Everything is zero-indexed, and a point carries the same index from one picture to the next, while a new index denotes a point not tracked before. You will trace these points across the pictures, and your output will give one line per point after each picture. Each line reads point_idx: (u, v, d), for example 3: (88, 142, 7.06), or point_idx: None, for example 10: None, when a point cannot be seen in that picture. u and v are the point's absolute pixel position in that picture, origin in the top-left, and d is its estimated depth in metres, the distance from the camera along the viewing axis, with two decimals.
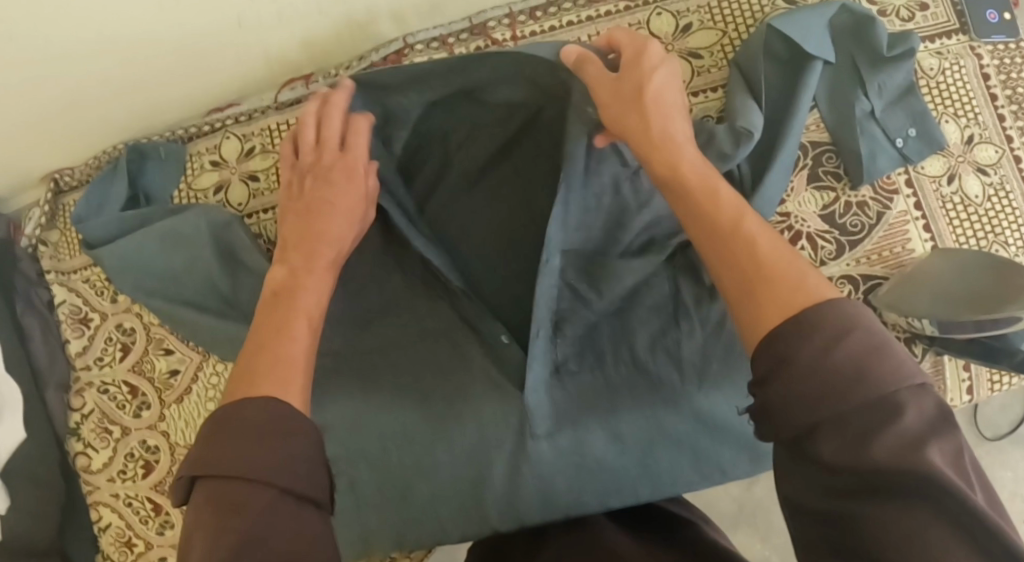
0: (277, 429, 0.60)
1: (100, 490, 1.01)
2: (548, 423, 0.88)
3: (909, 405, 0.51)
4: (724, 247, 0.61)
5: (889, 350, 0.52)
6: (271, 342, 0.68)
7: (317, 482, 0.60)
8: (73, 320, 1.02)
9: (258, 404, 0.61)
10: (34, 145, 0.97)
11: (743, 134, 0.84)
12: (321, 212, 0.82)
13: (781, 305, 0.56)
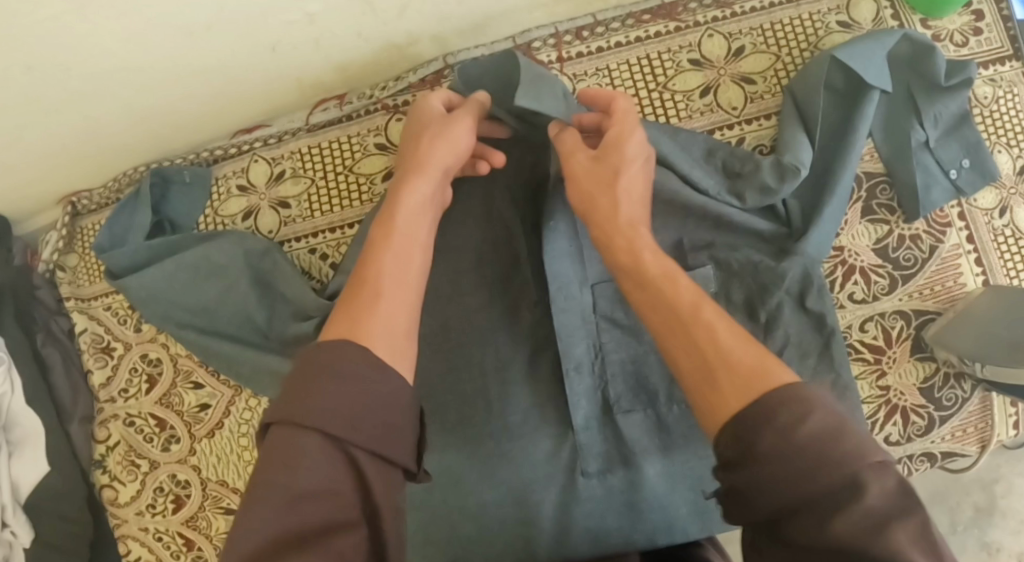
0: (356, 382, 0.56)
1: (128, 523, 0.97)
2: (599, 461, 0.87)
3: (871, 481, 0.48)
4: (680, 337, 0.58)
5: (845, 432, 0.49)
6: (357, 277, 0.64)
7: (391, 436, 0.57)
8: (95, 349, 0.98)
9: (339, 350, 0.57)
10: (54, 168, 0.94)
11: (788, 170, 0.84)
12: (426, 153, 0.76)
13: (738, 389, 0.52)
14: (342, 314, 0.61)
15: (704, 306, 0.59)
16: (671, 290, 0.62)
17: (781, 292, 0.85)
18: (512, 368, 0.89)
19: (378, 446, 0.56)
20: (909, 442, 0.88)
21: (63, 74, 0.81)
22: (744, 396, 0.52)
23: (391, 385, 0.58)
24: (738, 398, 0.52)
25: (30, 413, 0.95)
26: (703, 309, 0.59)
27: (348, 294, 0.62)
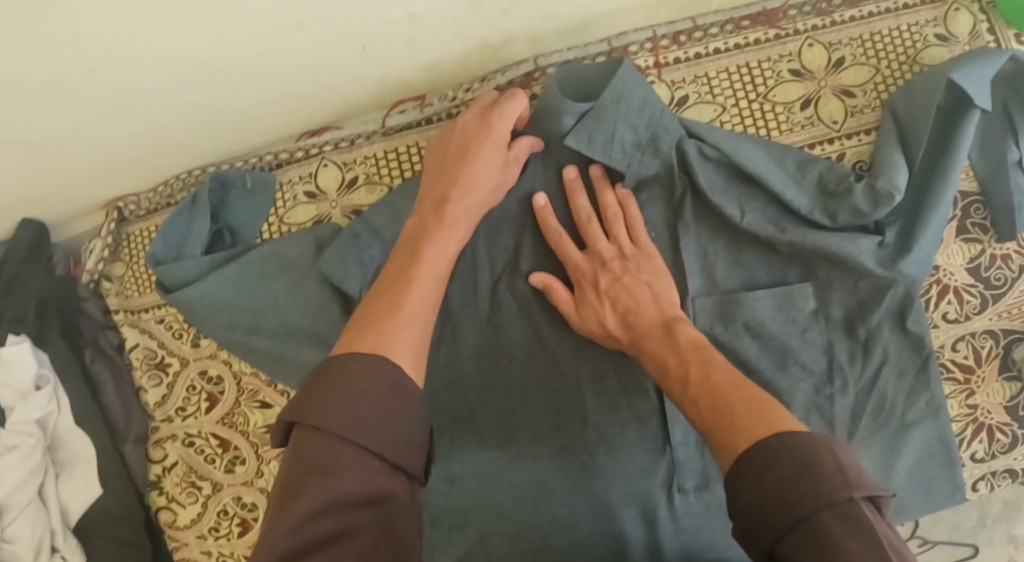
0: (381, 390, 0.57)
1: (189, 547, 0.93)
2: (696, 477, 0.85)
3: (848, 517, 0.53)
4: (695, 401, 0.67)
5: (813, 472, 0.55)
6: (394, 296, 0.65)
7: (406, 450, 0.57)
8: (149, 366, 0.92)
9: (365, 362, 0.58)
10: (106, 172, 0.87)
11: (883, 196, 0.81)
12: (460, 170, 0.78)
13: (728, 442, 0.60)
14: (372, 327, 0.62)
15: (692, 369, 0.69)
16: (669, 357, 0.72)
17: (880, 312, 0.84)
18: (610, 382, 0.85)
19: (399, 457, 0.56)
20: (993, 458, 0.89)
21: (133, 88, 0.75)
22: (736, 445, 0.60)
23: (411, 399, 0.58)
24: (732, 450, 0.60)
25: (79, 435, 0.90)
26: (692, 378, 0.68)
27: (392, 289, 0.66)
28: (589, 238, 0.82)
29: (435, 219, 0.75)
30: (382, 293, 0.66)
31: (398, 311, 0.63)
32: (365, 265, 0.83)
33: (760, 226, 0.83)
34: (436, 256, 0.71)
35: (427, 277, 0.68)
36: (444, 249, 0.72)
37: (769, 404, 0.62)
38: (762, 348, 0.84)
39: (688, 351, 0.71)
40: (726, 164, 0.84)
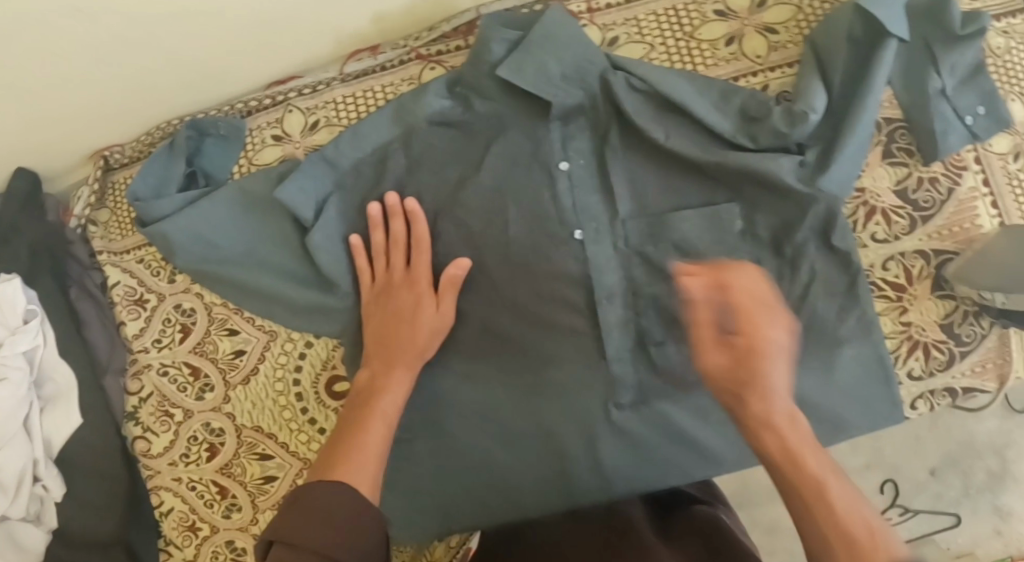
0: (341, 513, 0.59)
1: (161, 474, 1.00)
2: (632, 393, 0.89)
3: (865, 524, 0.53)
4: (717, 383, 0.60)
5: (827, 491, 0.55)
6: (350, 429, 0.71)
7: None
8: (128, 301, 1.00)
9: (325, 490, 0.61)
10: (90, 122, 0.96)
11: (798, 115, 0.86)
12: (401, 301, 0.87)
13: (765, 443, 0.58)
14: (333, 462, 0.66)
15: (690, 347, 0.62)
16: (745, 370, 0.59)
17: (805, 230, 0.88)
18: (548, 304, 0.89)
19: None
20: (930, 376, 0.91)
21: (114, 37, 0.85)
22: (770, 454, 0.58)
23: (370, 518, 0.60)
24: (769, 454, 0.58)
25: (62, 366, 0.98)
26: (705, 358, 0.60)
27: (348, 426, 0.72)
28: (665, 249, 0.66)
29: (383, 371, 0.82)
30: (347, 423, 0.73)
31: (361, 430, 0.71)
32: (321, 197, 0.91)
33: (686, 148, 0.88)
34: (390, 395, 0.78)
35: (382, 409, 0.75)
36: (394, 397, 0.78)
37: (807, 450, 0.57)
38: (694, 268, 0.89)
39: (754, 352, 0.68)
40: (653, 94, 0.89)
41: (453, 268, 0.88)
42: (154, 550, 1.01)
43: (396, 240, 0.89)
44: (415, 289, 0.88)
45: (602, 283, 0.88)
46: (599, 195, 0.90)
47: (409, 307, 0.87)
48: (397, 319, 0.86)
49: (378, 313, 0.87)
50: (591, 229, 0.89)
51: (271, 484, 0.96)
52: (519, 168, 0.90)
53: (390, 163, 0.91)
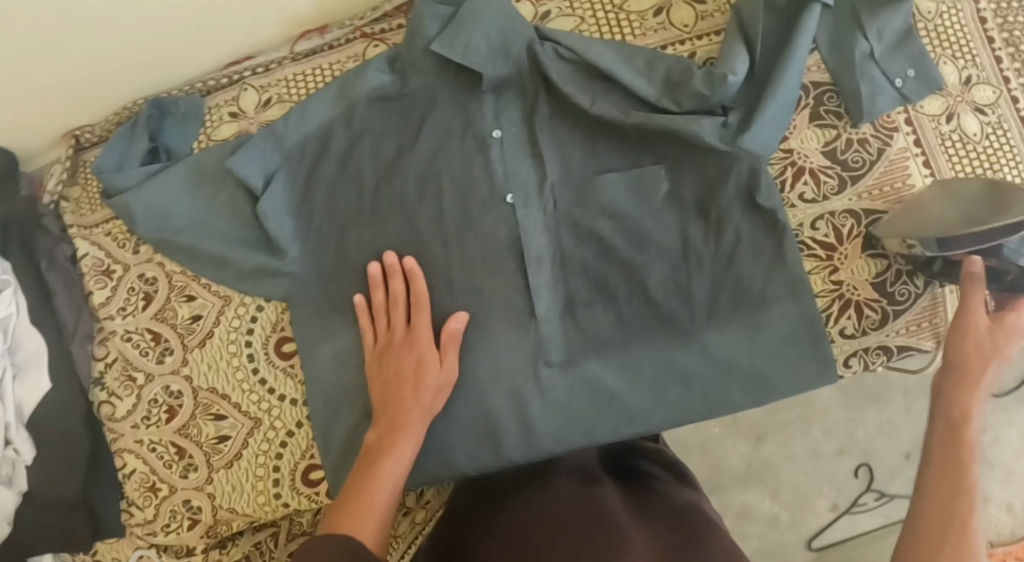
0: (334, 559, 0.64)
1: (124, 437, 1.05)
2: (562, 351, 0.90)
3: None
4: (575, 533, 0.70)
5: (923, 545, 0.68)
6: (357, 491, 0.75)
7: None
8: (96, 272, 1.06)
9: (323, 545, 0.66)
10: (59, 101, 1.03)
11: (718, 78, 0.88)
12: (405, 360, 0.87)
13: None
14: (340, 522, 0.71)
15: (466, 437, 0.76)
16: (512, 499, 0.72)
17: (729, 190, 0.89)
18: (478, 265, 0.91)
19: None
20: (864, 335, 0.91)
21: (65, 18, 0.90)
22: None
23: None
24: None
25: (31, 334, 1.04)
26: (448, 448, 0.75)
27: (355, 486, 0.76)
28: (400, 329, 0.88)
29: (391, 430, 0.82)
30: (354, 482, 0.76)
31: (363, 512, 0.72)
32: (272, 165, 0.95)
33: (611, 112, 0.90)
34: (398, 453, 0.79)
35: (385, 474, 0.77)
36: (399, 460, 0.79)
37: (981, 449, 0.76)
38: (621, 229, 0.90)
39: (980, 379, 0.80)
40: (580, 63, 0.92)
41: (453, 322, 0.89)
42: (117, 510, 1.06)
43: (396, 297, 0.90)
44: (418, 342, 0.87)
45: (531, 245, 0.90)
46: (530, 161, 0.92)
47: (410, 368, 0.86)
48: (402, 375, 0.86)
49: (381, 370, 0.87)
50: (521, 192, 0.91)
51: (225, 443, 1.00)
52: (452, 137, 0.93)
53: (332, 135, 0.95)
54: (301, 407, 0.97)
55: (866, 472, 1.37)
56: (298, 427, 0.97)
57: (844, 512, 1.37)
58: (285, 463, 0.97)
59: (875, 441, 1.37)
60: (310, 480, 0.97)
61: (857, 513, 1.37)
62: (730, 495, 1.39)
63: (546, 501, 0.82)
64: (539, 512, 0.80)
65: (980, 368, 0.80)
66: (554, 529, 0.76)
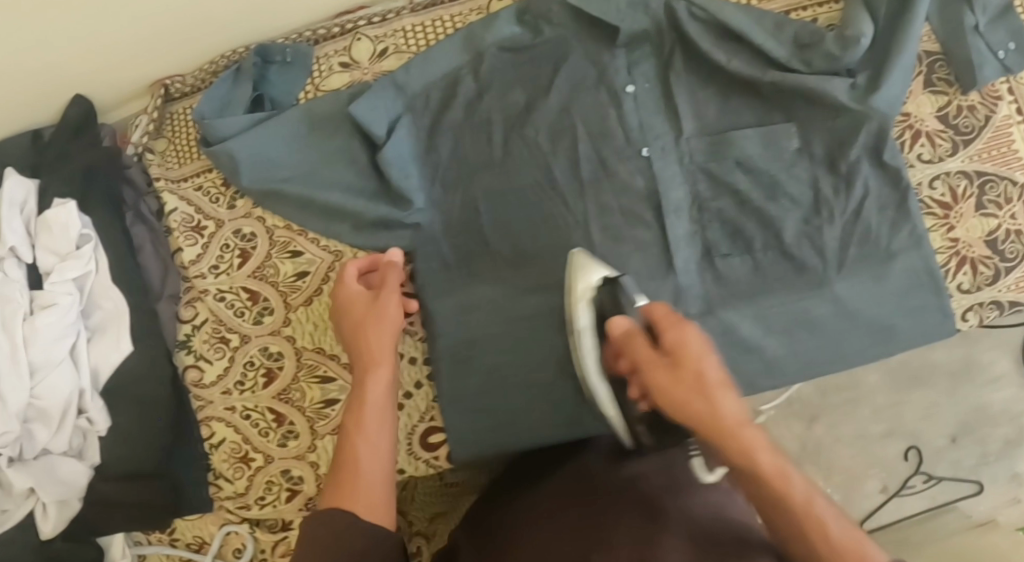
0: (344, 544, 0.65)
1: (213, 404, 0.99)
2: (699, 302, 0.91)
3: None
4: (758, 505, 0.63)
5: None
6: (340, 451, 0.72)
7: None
8: (186, 228, 1.00)
9: (320, 524, 0.66)
10: (153, 48, 0.98)
11: (851, 41, 0.91)
12: (362, 313, 0.82)
13: None
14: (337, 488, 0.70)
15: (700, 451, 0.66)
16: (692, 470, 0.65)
17: (858, 146, 0.92)
18: (614, 216, 0.91)
19: None
20: (979, 290, 0.94)
21: None
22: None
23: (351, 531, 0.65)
24: None
25: (113, 293, 0.99)
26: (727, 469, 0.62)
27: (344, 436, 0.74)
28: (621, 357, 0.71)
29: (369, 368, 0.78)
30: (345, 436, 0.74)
31: (352, 469, 0.70)
32: (394, 117, 0.93)
33: (747, 70, 0.92)
34: (368, 391, 0.75)
35: (364, 414, 0.74)
36: (371, 393, 0.75)
37: (765, 448, 0.61)
38: (755, 182, 0.92)
39: (696, 369, 0.63)
40: (712, 24, 0.92)
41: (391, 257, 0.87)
42: (204, 483, 0.99)
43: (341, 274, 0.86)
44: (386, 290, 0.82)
45: (669, 196, 0.91)
46: (664, 115, 0.92)
47: (379, 308, 0.81)
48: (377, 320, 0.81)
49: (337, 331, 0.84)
50: (658, 145, 0.91)
51: (332, 407, 0.96)
52: (585, 90, 0.92)
53: (459, 84, 0.93)
54: (423, 365, 0.93)
55: (915, 454, 1.24)
56: (416, 388, 0.93)
57: (894, 495, 1.24)
58: (400, 427, 0.92)
59: (920, 422, 1.25)
60: (428, 444, 0.92)
61: (905, 495, 1.24)
62: (779, 476, 1.32)
63: (582, 477, 0.75)
64: (566, 489, 0.74)
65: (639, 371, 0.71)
66: (584, 507, 0.70)
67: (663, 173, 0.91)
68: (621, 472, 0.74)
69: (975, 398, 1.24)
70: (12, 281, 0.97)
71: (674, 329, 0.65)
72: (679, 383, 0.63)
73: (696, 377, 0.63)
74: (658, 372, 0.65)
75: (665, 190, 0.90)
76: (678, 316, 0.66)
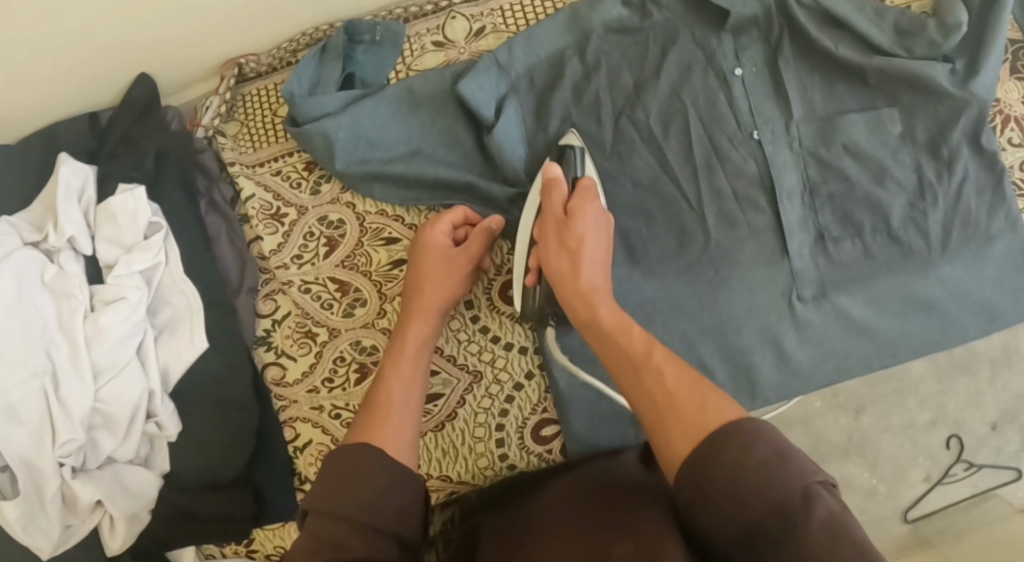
0: (370, 472, 0.68)
1: (298, 404, 0.92)
2: (814, 286, 0.89)
3: (772, 451, 0.58)
4: (638, 383, 0.69)
5: (715, 452, 0.60)
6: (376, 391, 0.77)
7: (401, 520, 0.68)
8: (266, 216, 0.95)
9: (349, 452, 0.70)
10: (236, 24, 0.94)
11: (953, 26, 0.89)
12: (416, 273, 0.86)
13: (689, 432, 0.62)
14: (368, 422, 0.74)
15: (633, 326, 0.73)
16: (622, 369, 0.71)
17: (959, 131, 0.90)
18: (727, 201, 0.89)
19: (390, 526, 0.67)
20: None
21: None
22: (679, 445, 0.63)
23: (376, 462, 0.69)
24: (687, 442, 0.62)
25: (185, 286, 0.92)
26: (655, 358, 0.69)
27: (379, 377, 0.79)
28: (562, 217, 0.79)
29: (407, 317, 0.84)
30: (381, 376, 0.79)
31: (384, 405, 0.75)
32: (499, 96, 0.90)
33: (854, 55, 0.90)
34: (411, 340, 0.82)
35: (400, 362, 0.80)
36: (408, 344, 0.81)
37: (635, 326, 0.73)
38: (865, 166, 0.90)
39: (579, 279, 0.77)
40: (817, 10, 0.91)
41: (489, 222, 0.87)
42: (289, 490, 0.92)
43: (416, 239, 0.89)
44: (443, 255, 0.86)
45: (782, 178, 0.89)
46: (773, 99, 0.91)
47: (431, 271, 0.86)
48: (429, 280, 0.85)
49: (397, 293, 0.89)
50: (767, 128, 0.90)
51: (434, 404, 0.90)
52: (694, 73, 0.91)
53: (565, 66, 0.91)
54: (533, 354, 0.90)
55: (957, 443, 1.17)
56: (527, 380, 0.90)
57: (936, 484, 1.18)
58: (512, 421, 0.89)
59: (965, 410, 1.16)
60: (543, 437, 0.89)
61: (947, 485, 1.17)
62: (832, 470, 1.16)
63: (591, 473, 0.81)
64: (574, 482, 0.81)
65: (590, 240, 0.78)
66: (588, 496, 0.76)
67: (774, 155, 0.90)
68: (648, 472, 0.80)
69: (1018, 383, 1.16)
70: (71, 275, 0.88)
71: (577, 211, 0.79)
72: (577, 272, 0.77)
73: (574, 247, 0.78)
74: (551, 250, 0.79)
75: (778, 172, 0.89)
76: (594, 191, 0.80)
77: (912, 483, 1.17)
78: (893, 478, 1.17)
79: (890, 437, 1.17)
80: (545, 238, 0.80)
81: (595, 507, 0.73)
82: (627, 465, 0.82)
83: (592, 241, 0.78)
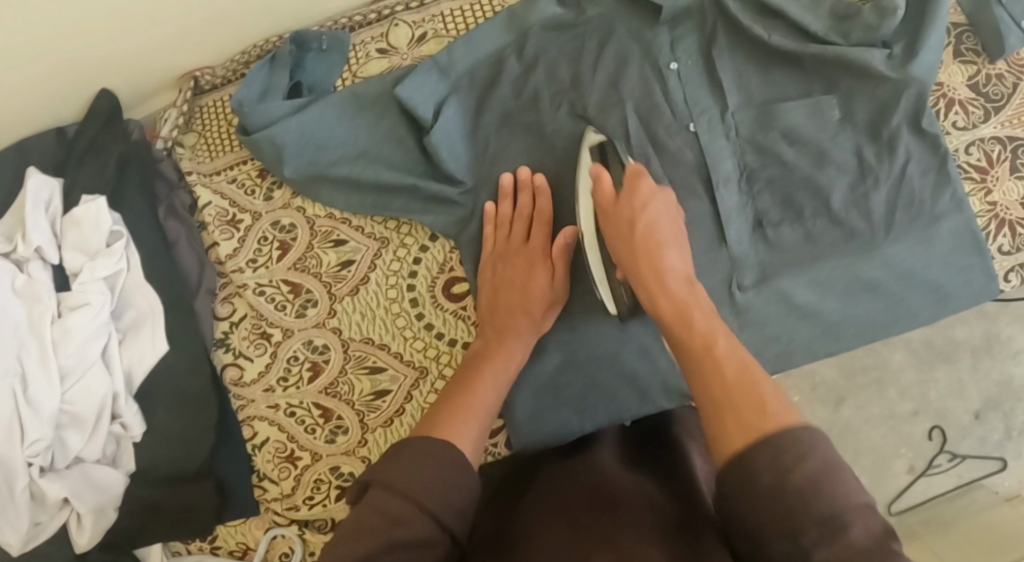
0: (443, 464, 0.64)
1: (255, 403, 0.96)
2: (754, 273, 0.91)
3: (825, 463, 0.55)
4: (705, 363, 0.66)
5: (785, 482, 0.55)
6: (452, 404, 0.74)
7: (464, 519, 0.63)
8: (221, 222, 0.99)
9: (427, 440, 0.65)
10: (189, 38, 0.98)
11: (888, 10, 0.89)
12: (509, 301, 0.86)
13: (751, 421, 0.59)
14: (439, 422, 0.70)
15: (696, 310, 0.71)
16: (682, 356, 0.69)
17: (899, 113, 0.89)
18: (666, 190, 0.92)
19: (452, 523, 0.62)
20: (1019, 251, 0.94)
21: None
22: (733, 439, 0.59)
23: (452, 457, 0.65)
24: (736, 438, 0.59)
25: (147, 293, 0.95)
26: (717, 349, 0.67)
27: (457, 389, 0.77)
28: (627, 193, 0.80)
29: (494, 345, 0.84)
30: (460, 389, 0.77)
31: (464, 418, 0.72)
32: (439, 97, 0.93)
33: (786, 42, 0.91)
34: (490, 379, 0.79)
35: (486, 394, 0.77)
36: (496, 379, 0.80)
37: (694, 307, 0.72)
38: (804, 151, 0.90)
39: (646, 273, 0.76)
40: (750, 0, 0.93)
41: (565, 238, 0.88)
42: (248, 485, 0.95)
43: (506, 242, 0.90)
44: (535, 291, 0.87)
45: (719, 167, 0.91)
46: (708, 90, 0.92)
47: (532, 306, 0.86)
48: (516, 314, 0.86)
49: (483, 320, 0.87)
50: (705, 118, 0.91)
51: (382, 400, 0.93)
52: (630, 66, 0.92)
53: (504, 66, 0.94)
54: None
55: (939, 434, 1.14)
56: None
57: (921, 475, 1.14)
58: None
59: (947, 400, 1.14)
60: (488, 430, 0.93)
61: (932, 476, 1.14)
62: None
63: (572, 475, 0.78)
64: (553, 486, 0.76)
65: (649, 221, 0.78)
66: (568, 498, 0.72)
67: (712, 144, 0.91)
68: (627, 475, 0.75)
69: (1000, 372, 1.13)
70: (39, 282, 0.92)
71: (630, 198, 0.79)
72: (650, 275, 0.75)
73: (631, 231, 0.78)
74: (623, 251, 0.78)
75: (715, 161, 0.90)
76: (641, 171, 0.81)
77: (897, 473, 1.14)
78: (875, 469, 1.14)
79: (871, 426, 1.15)
80: (606, 227, 0.81)
81: (573, 510, 0.68)
82: (608, 466, 0.78)
83: (650, 213, 0.78)
